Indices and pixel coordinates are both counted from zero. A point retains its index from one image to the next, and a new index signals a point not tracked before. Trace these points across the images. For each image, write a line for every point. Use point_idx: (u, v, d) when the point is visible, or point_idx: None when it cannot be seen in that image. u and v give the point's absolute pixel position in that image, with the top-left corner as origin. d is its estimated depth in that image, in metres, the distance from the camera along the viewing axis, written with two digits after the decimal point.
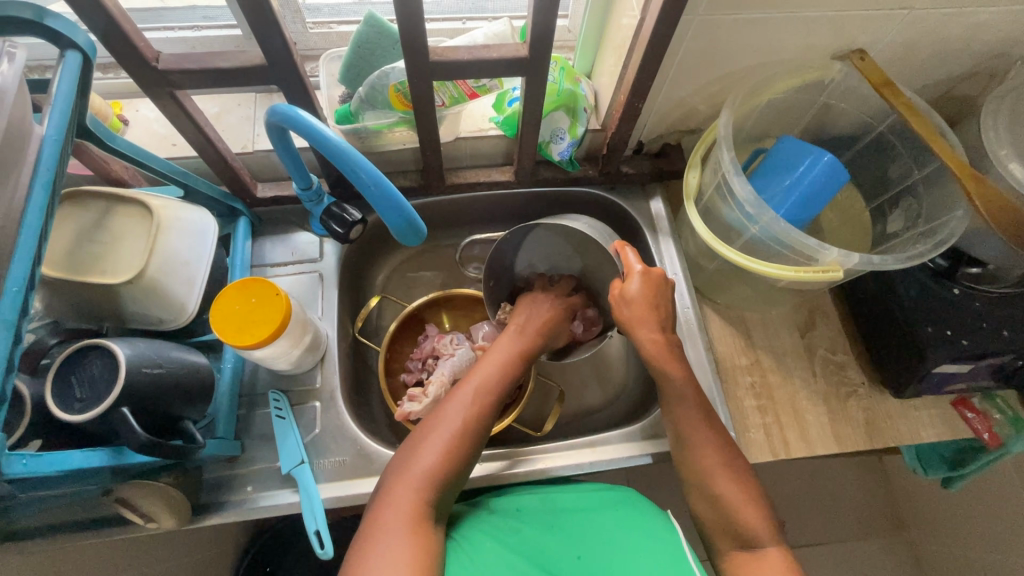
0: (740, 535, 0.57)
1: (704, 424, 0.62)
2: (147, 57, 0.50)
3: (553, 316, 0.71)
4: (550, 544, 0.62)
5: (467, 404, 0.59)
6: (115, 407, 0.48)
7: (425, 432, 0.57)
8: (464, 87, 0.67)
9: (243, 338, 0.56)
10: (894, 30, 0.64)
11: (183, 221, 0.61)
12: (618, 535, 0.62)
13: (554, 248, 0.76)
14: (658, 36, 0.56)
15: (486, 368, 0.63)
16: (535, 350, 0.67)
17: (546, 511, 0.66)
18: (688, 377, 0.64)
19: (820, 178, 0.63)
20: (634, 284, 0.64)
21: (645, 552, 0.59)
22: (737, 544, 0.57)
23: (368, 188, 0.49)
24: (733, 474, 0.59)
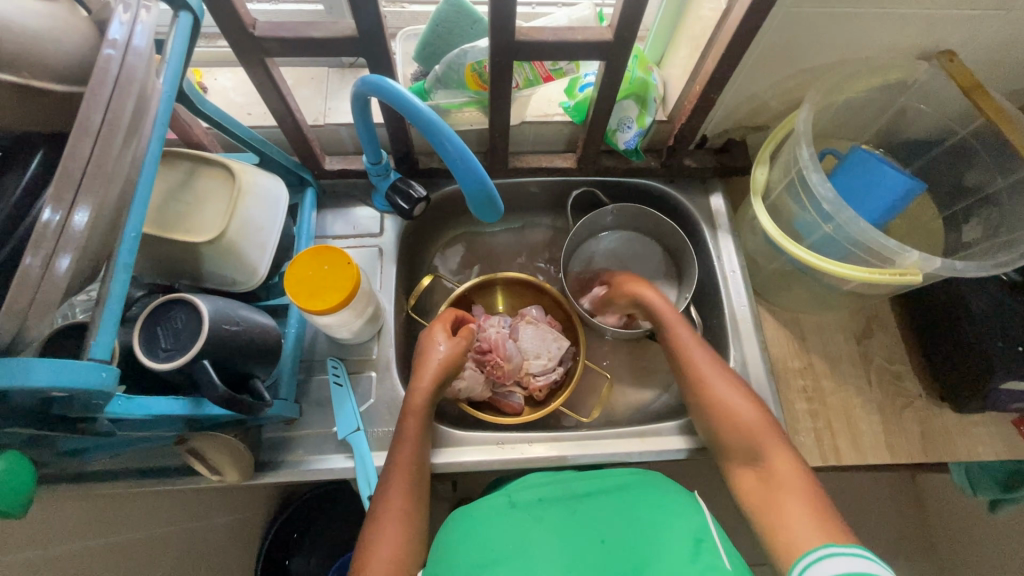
0: (744, 449, 0.60)
1: (700, 356, 0.67)
2: (247, 24, 0.51)
3: (438, 374, 0.66)
4: (575, 534, 0.62)
5: (397, 499, 0.59)
6: (196, 358, 0.50)
7: (371, 538, 0.58)
8: (541, 70, 0.65)
9: (314, 303, 0.57)
10: (987, 32, 0.62)
11: (260, 186, 0.63)
12: (647, 521, 0.61)
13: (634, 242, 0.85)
14: (746, 27, 0.55)
15: (397, 460, 0.61)
16: (430, 397, 0.65)
17: (570, 499, 0.65)
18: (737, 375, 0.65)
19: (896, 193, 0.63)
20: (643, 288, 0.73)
21: (679, 537, 0.59)
22: (746, 461, 0.61)
23: (454, 160, 0.50)
24: (727, 395, 0.63)
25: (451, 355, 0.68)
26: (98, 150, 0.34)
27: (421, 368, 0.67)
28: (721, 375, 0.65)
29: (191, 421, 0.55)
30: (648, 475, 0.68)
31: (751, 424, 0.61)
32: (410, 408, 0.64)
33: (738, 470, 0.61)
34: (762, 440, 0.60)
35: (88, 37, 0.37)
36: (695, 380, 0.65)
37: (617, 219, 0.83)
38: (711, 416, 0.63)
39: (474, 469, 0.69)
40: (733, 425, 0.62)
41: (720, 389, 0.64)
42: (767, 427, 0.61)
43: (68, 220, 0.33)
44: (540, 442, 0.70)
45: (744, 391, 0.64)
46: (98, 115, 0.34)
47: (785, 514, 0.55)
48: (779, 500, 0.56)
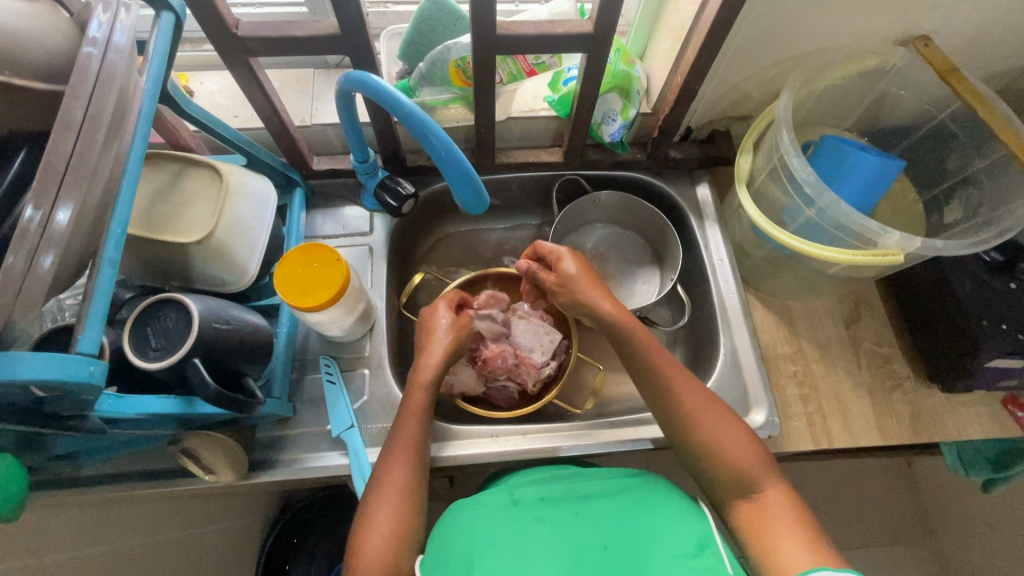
0: (741, 483, 0.57)
1: (689, 392, 0.62)
2: (229, 24, 0.52)
3: (448, 345, 0.68)
4: (576, 532, 0.61)
5: (399, 473, 0.60)
6: (187, 357, 0.50)
7: (369, 515, 0.58)
8: (524, 64, 0.67)
9: (305, 300, 0.58)
10: (960, 16, 0.63)
11: (248, 187, 0.63)
12: (648, 517, 0.62)
13: (621, 236, 0.88)
14: (725, 16, 0.56)
15: (406, 431, 0.62)
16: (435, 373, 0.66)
17: (571, 497, 0.67)
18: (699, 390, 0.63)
19: (877, 173, 0.64)
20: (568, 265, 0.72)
21: (678, 533, 0.60)
22: (742, 494, 0.57)
23: (439, 153, 0.51)
24: (721, 434, 0.59)
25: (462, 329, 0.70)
26: (81, 145, 0.35)
27: (428, 343, 0.69)
28: (709, 411, 0.61)
29: (182, 422, 0.55)
30: (647, 482, 0.69)
31: (746, 461, 0.57)
32: (419, 379, 0.66)
33: (736, 503, 0.57)
34: (760, 473, 0.57)
35: (67, 36, 0.38)
36: (685, 418, 0.61)
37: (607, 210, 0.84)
38: (705, 451, 0.59)
39: (469, 463, 0.69)
40: (728, 461, 0.58)
41: (711, 427, 0.60)
42: (760, 464, 0.57)
43: (51, 219, 0.33)
44: (536, 433, 0.70)
45: (737, 426, 0.60)
46: (79, 110, 0.35)
47: (779, 543, 0.51)
48: (773, 529, 0.53)
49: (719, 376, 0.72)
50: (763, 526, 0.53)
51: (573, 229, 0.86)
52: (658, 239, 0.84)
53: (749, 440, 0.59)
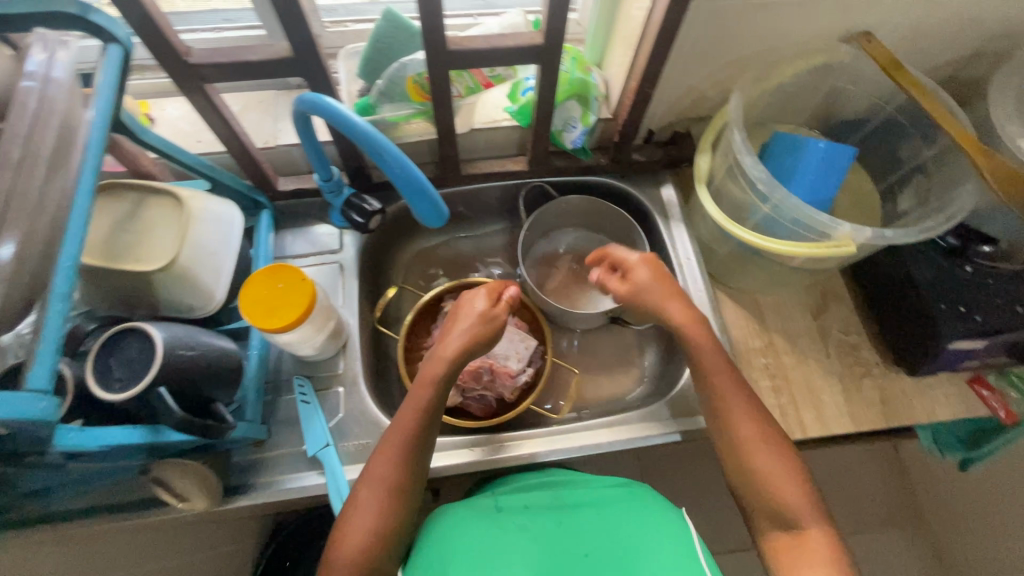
0: (784, 521, 0.55)
1: (757, 427, 0.60)
2: (180, 52, 0.52)
3: (466, 343, 0.65)
4: (559, 541, 0.62)
5: (383, 464, 0.59)
6: (152, 386, 0.50)
7: (356, 501, 0.57)
8: (480, 77, 0.73)
9: (271, 322, 0.58)
10: (899, 12, 0.66)
11: (212, 212, 0.63)
12: (629, 528, 0.63)
13: (591, 239, 0.89)
14: (670, 22, 0.58)
15: (398, 425, 0.61)
16: (448, 365, 0.64)
17: (556, 507, 0.67)
18: (751, 403, 0.62)
19: (825, 159, 0.67)
20: (641, 271, 0.69)
21: (658, 545, 0.60)
22: (785, 532, 0.55)
23: (393, 170, 0.51)
24: (779, 472, 0.57)
25: (484, 313, 0.68)
26: (18, 182, 0.37)
27: (444, 338, 0.67)
28: (769, 449, 0.59)
29: (154, 450, 0.55)
30: (632, 487, 0.70)
31: (794, 504, 0.55)
32: (427, 376, 0.64)
33: (773, 537, 0.56)
34: (806, 516, 0.55)
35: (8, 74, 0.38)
36: (741, 444, 0.60)
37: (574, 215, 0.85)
38: (756, 487, 0.58)
39: (449, 474, 0.70)
40: (777, 498, 0.56)
41: (768, 460, 0.58)
42: (812, 509, 0.55)
43: None
44: (511, 441, 0.70)
45: (790, 463, 0.58)
46: (16, 148, 0.37)
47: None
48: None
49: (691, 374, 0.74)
50: (792, 559, 0.53)
51: (543, 235, 0.87)
52: (627, 241, 0.86)
53: (800, 480, 0.57)
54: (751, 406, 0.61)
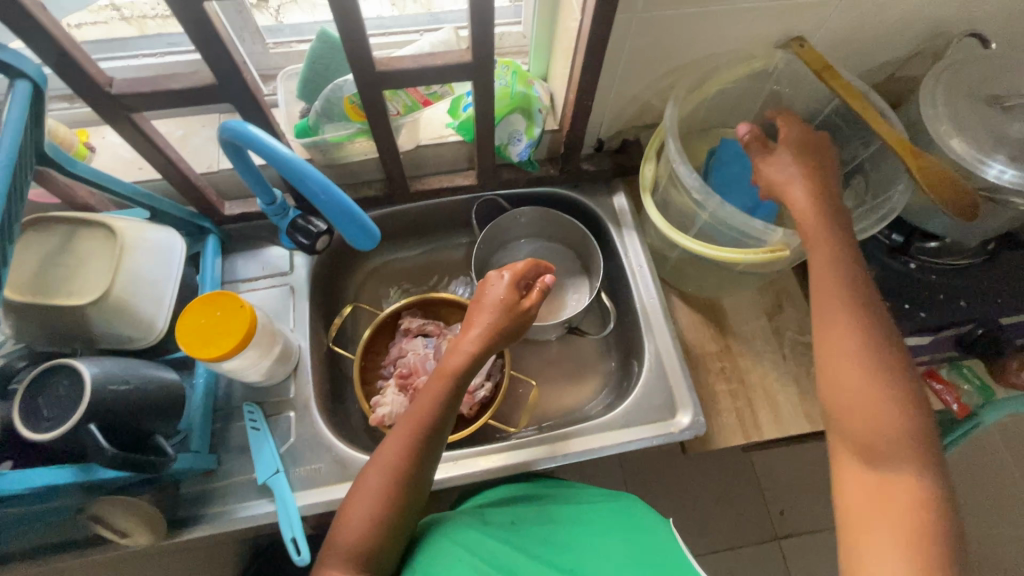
0: (864, 447, 0.47)
1: (860, 354, 0.49)
2: (100, 84, 0.52)
3: (488, 337, 0.61)
4: (550, 557, 0.63)
5: (392, 456, 0.56)
6: (81, 424, 0.49)
7: (360, 488, 0.56)
8: (417, 95, 0.71)
9: (209, 351, 0.57)
10: (829, 16, 0.66)
11: (149, 240, 0.63)
12: (608, 543, 0.64)
13: (548, 249, 0.89)
14: (597, 36, 0.58)
15: (412, 416, 0.58)
16: (466, 359, 0.60)
17: (538, 523, 0.67)
18: (859, 317, 0.51)
19: None
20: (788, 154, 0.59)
21: (641, 556, 0.62)
22: (862, 461, 0.47)
23: (317, 195, 0.51)
24: (886, 397, 0.47)
25: (504, 300, 0.63)
26: None
27: (467, 327, 0.62)
28: (877, 376, 0.48)
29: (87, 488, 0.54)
30: (616, 504, 0.71)
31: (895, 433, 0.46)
32: (446, 367, 0.60)
33: (845, 463, 0.48)
34: (894, 448, 0.45)
35: None
36: (839, 355, 0.50)
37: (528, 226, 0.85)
38: (839, 409, 0.49)
39: None
40: (858, 421, 0.47)
41: (865, 380, 0.48)
42: (907, 443, 0.45)
43: None
44: (466, 458, 0.70)
45: (897, 394, 0.47)
46: None
47: (876, 544, 0.43)
48: (874, 524, 0.43)
49: (645, 381, 0.74)
50: (865, 512, 0.44)
51: (499, 247, 0.87)
52: (583, 250, 0.86)
53: (900, 404, 0.47)
54: (856, 323, 0.51)
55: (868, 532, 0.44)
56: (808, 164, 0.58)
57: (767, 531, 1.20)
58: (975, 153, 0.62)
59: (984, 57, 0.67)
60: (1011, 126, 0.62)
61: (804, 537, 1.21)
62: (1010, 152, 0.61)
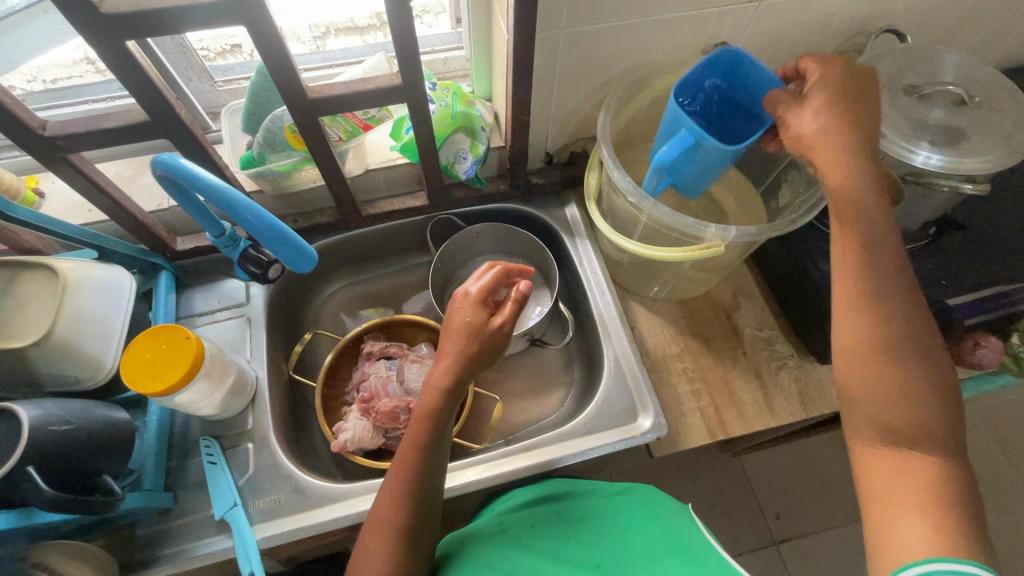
0: (887, 420, 0.43)
1: (880, 313, 0.45)
2: (32, 127, 0.53)
3: (457, 369, 0.57)
4: (573, 556, 0.63)
5: (386, 512, 0.56)
6: (18, 468, 0.48)
7: (364, 545, 0.56)
8: (356, 120, 0.71)
9: (153, 385, 0.56)
10: (748, 23, 0.69)
11: (93, 279, 0.63)
12: (625, 537, 0.64)
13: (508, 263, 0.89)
14: (521, 54, 0.60)
15: (398, 466, 0.57)
16: (444, 394, 0.57)
17: (553, 522, 0.66)
18: (877, 273, 0.46)
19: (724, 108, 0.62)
20: (813, 99, 0.52)
21: (653, 549, 0.60)
22: (884, 439, 0.43)
23: (250, 222, 0.53)
24: (901, 357, 0.44)
25: (474, 322, 0.57)
26: None
27: (439, 358, 0.58)
28: (904, 353, 0.44)
29: (32, 532, 0.53)
30: (634, 490, 0.71)
31: (923, 424, 0.42)
32: (423, 408, 0.58)
33: (863, 437, 0.45)
34: (915, 419, 0.42)
35: None
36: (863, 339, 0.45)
37: (483, 242, 0.86)
38: (856, 398, 0.45)
39: None
40: (877, 397, 0.44)
41: (892, 358, 0.44)
42: (930, 413, 0.42)
43: None
44: None
45: (912, 346, 0.44)
46: None
47: (899, 514, 0.40)
48: (897, 502, 0.41)
49: (605, 387, 0.74)
50: (889, 478, 0.42)
51: (458, 266, 0.88)
52: (540, 261, 0.86)
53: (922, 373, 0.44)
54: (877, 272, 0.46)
55: (893, 526, 0.40)
56: (843, 112, 0.51)
57: (763, 537, 1.19)
58: (902, 141, 0.63)
59: (900, 51, 0.70)
60: (930, 113, 0.65)
61: (801, 541, 1.19)
62: (931, 138, 0.63)
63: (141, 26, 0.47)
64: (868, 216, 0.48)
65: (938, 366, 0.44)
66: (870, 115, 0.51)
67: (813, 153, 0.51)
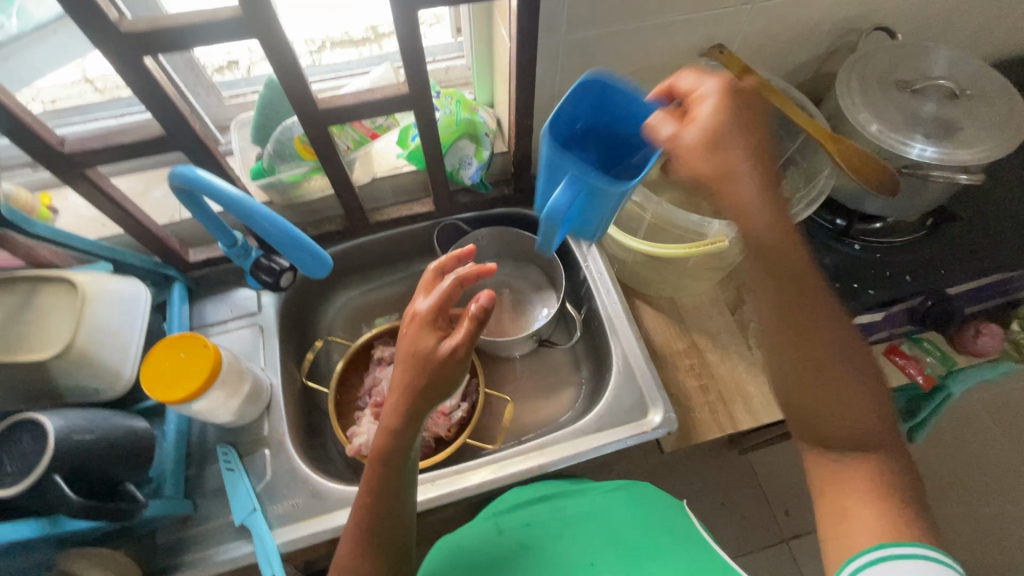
0: (830, 436, 0.48)
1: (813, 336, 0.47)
2: (52, 144, 0.54)
3: (404, 411, 0.52)
4: (567, 555, 0.63)
5: (347, 557, 0.54)
6: (45, 476, 0.49)
7: None
8: (364, 129, 0.72)
9: (174, 393, 0.58)
10: (743, 24, 0.71)
11: (111, 291, 0.64)
12: (622, 533, 0.65)
13: (514, 267, 0.91)
14: (524, 61, 0.62)
15: (357, 509, 0.55)
16: (394, 437, 0.53)
17: (550, 520, 0.67)
18: (804, 300, 0.47)
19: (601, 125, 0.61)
20: (705, 112, 0.49)
21: (656, 547, 0.62)
22: (830, 451, 0.48)
23: (267, 229, 0.55)
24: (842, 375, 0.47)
25: (416, 360, 0.52)
26: None
27: (387, 397, 0.54)
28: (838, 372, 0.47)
29: (59, 540, 0.54)
30: (631, 488, 0.72)
31: (861, 434, 0.47)
32: (376, 450, 0.55)
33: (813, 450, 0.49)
34: (855, 432, 0.47)
35: None
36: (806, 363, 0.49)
37: (489, 246, 0.87)
38: (801, 416, 0.49)
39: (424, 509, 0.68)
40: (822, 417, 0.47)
41: (828, 379, 0.46)
42: (867, 424, 0.47)
43: None
44: (445, 478, 0.69)
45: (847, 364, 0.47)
46: None
47: (853, 514, 0.45)
48: (851, 503, 0.46)
49: (615, 384, 0.75)
50: (845, 485, 0.46)
51: None
52: (545, 263, 0.88)
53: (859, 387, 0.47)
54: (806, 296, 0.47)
55: (843, 528, 0.46)
56: (734, 133, 0.48)
57: (776, 533, 1.19)
58: (896, 136, 0.65)
59: (891, 47, 0.72)
60: (923, 107, 0.67)
61: (814, 536, 1.19)
62: (925, 131, 0.65)
63: (158, 43, 0.49)
64: (785, 244, 0.47)
65: (871, 379, 0.47)
66: (762, 137, 0.49)
67: (715, 182, 0.49)
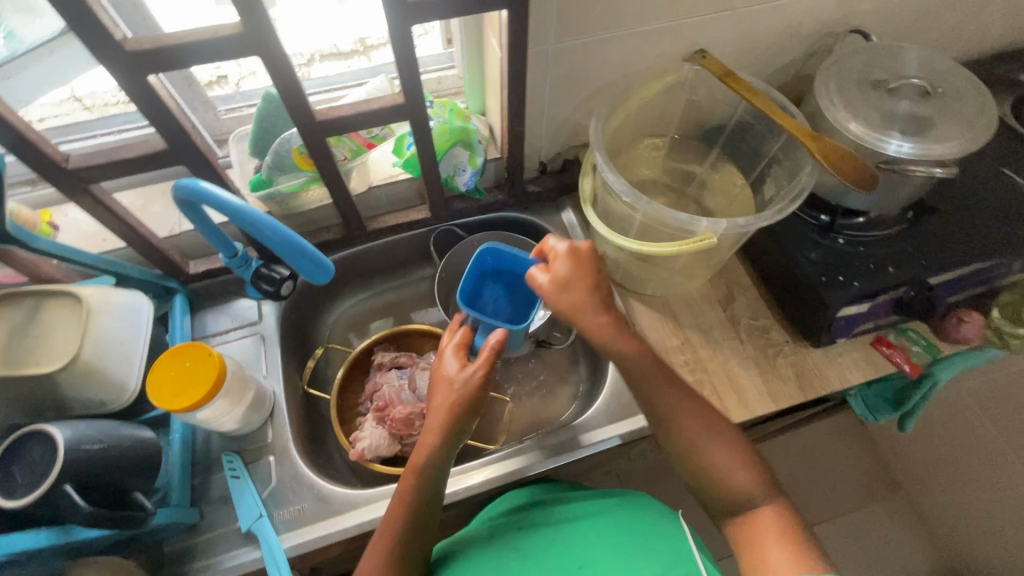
0: (729, 499, 0.56)
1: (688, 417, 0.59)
2: (56, 160, 0.55)
3: (447, 423, 0.57)
4: (554, 560, 0.64)
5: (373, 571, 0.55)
6: (55, 486, 0.50)
7: None
8: (360, 139, 0.76)
9: (180, 401, 0.58)
10: (724, 30, 0.74)
11: (114, 303, 0.65)
12: (611, 538, 0.65)
13: None
14: (514, 70, 0.64)
15: (389, 523, 0.57)
16: (436, 449, 0.57)
17: (541, 524, 0.69)
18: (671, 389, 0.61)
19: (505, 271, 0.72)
20: (561, 266, 0.62)
21: (646, 552, 0.62)
22: (735, 514, 0.56)
23: (270, 237, 0.56)
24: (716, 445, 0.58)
25: (466, 378, 0.57)
26: None
27: (430, 414, 0.58)
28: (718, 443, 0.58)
29: (69, 551, 0.55)
30: (629, 500, 0.71)
31: (752, 489, 0.56)
32: (413, 462, 0.58)
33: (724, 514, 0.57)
34: (746, 490, 0.56)
35: None
36: (685, 452, 0.59)
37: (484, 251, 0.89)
38: (703, 488, 0.58)
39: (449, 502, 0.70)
40: (723, 482, 0.56)
41: (713, 448, 0.57)
42: (756, 481, 0.56)
43: None
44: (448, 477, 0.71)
45: (718, 438, 0.58)
46: None
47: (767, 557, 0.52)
48: (766, 546, 0.52)
49: (612, 381, 0.77)
50: (753, 529, 0.54)
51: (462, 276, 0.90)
52: None
53: (736, 454, 0.58)
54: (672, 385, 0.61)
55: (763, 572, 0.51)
56: (591, 283, 0.61)
57: None
58: (874, 133, 0.68)
59: (866, 49, 0.75)
60: (899, 105, 0.69)
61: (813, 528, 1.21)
62: (901, 128, 0.68)
63: (160, 60, 0.50)
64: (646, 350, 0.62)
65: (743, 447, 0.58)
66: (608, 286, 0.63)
67: (584, 323, 0.61)
